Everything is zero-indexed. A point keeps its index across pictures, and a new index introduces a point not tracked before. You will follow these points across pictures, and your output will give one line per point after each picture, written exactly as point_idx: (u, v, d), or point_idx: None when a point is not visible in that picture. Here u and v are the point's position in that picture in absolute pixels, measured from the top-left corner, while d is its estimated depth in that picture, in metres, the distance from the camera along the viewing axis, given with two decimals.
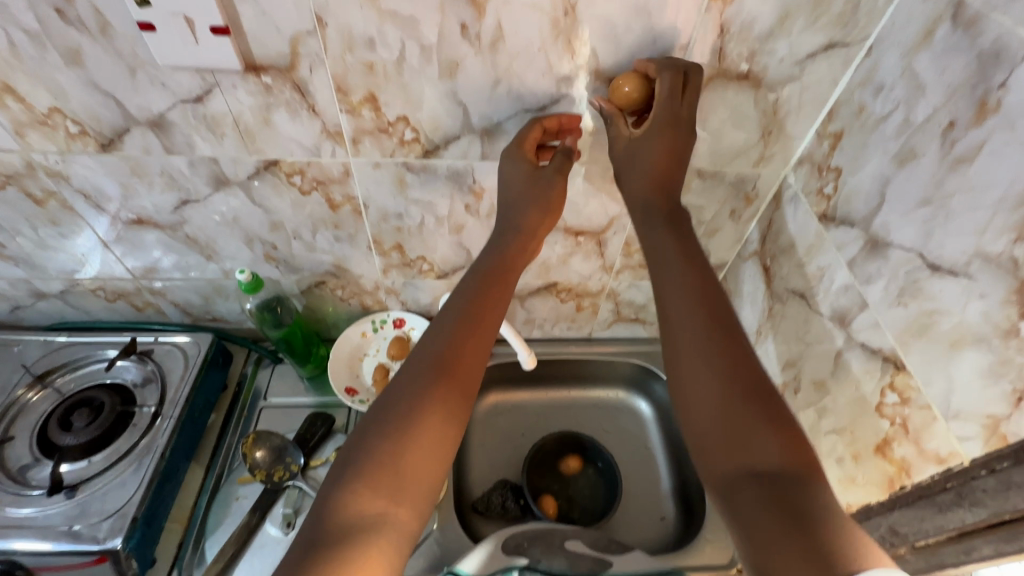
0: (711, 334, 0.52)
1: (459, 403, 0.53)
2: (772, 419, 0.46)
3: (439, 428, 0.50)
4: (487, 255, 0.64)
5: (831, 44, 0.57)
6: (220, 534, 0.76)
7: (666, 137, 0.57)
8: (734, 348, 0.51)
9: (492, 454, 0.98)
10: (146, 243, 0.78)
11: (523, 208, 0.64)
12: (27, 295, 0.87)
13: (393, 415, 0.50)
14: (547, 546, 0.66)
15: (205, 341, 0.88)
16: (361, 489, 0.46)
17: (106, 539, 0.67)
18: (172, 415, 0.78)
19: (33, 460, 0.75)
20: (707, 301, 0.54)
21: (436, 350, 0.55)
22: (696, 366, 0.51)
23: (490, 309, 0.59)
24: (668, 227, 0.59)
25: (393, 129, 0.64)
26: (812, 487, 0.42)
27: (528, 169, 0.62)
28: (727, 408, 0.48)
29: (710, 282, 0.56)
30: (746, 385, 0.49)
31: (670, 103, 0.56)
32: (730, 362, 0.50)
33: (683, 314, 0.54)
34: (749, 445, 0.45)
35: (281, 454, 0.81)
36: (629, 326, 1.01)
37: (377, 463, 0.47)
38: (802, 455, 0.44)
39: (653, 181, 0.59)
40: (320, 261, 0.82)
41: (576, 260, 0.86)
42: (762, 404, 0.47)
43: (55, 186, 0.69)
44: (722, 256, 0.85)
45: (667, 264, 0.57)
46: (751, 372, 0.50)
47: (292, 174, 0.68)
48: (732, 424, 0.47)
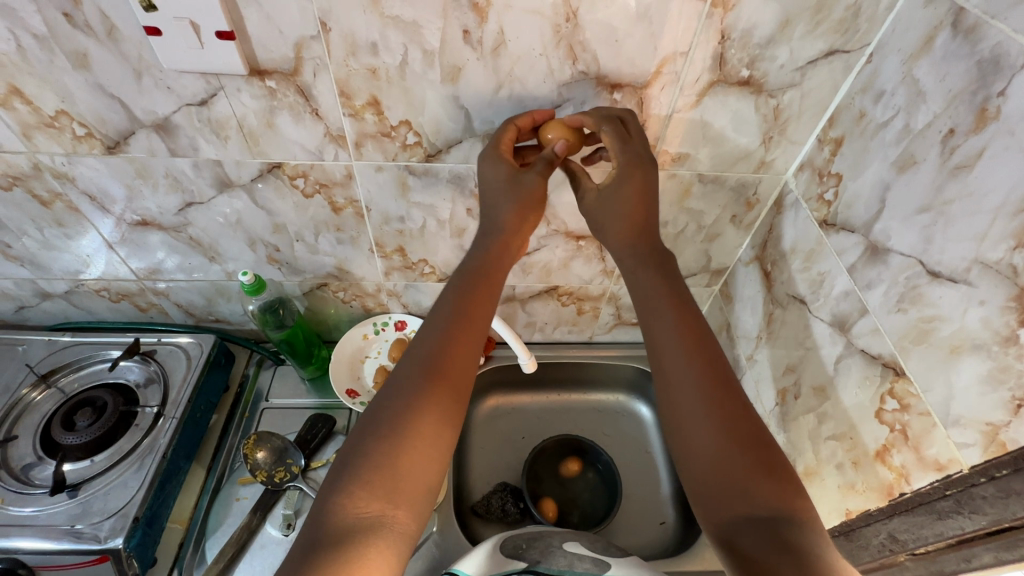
0: (704, 376, 0.53)
1: (450, 405, 0.52)
2: (766, 462, 0.48)
3: (434, 431, 0.51)
4: (471, 255, 0.63)
5: (832, 51, 0.57)
6: (220, 534, 0.77)
7: (635, 179, 0.58)
8: (726, 390, 0.52)
9: (492, 456, 0.98)
10: (150, 244, 0.79)
11: (505, 206, 0.62)
12: (32, 295, 0.87)
13: (382, 432, 0.49)
14: (547, 548, 0.65)
15: (207, 343, 0.88)
16: (358, 490, 0.46)
17: (107, 538, 0.68)
18: (174, 415, 0.79)
19: (36, 459, 0.76)
20: (698, 344, 0.55)
21: (427, 354, 0.55)
22: (691, 410, 0.51)
23: (478, 312, 0.59)
24: (656, 267, 0.60)
25: (395, 133, 0.64)
26: (807, 530, 0.44)
27: (506, 172, 0.61)
28: (722, 454, 0.49)
29: (699, 322, 0.57)
30: (739, 429, 0.50)
31: (626, 148, 0.57)
32: (722, 405, 0.51)
33: (676, 356, 0.54)
34: (746, 492, 0.46)
35: (282, 455, 0.82)
36: (629, 330, 1.01)
37: (375, 465, 0.47)
38: (794, 497, 0.46)
39: (630, 223, 0.61)
40: (323, 263, 0.83)
41: (577, 264, 0.86)
42: (755, 448, 0.49)
43: (61, 187, 0.69)
44: (723, 261, 0.85)
45: (656, 306, 0.58)
46: (742, 413, 0.51)
47: (295, 177, 0.69)
48: (728, 470, 0.48)
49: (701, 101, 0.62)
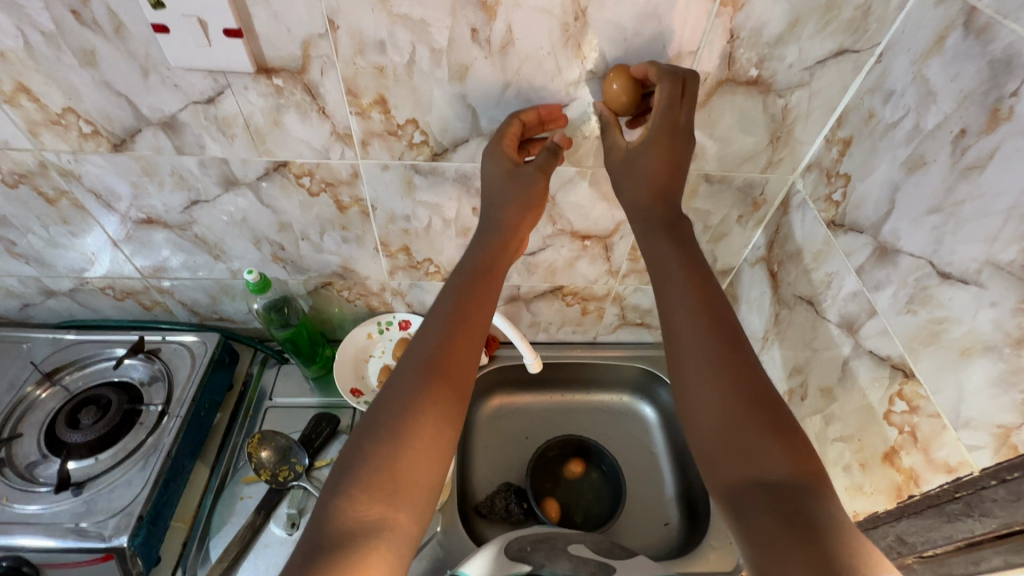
0: (715, 343, 0.51)
1: (452, 405, 0.52)
2: (778, 429, 0.46)
3: (433, 430, 0.50)
4: (470, 254, 0.63)
5: (841, 50, 0.57)
6: (225, 532, 0.77)
7: (664, 146, 0.56)
8: (738, 358, 0.51)
9: (495, 456, 0.98)
10: (155, 242, 0.78)
11: (505, 202, 0.62)
12: (37, 293, 0.87)
13: (384, 429, 0.50)
14: (552, 551, 0.65)
15: (212, 341, 0.88)
16: (360, 494, 0.46)
17: (111, 536, 0.68)
18: (178, 414, 0.79)
19: (41, 457, 0.76)
20: (710, 310, 0.53)
21: (428, 348, 0.55)
22: (701, 378, 0.50)
23: (477, 310, 0.59)
24: (669, 235, 0.58)
25: (402, 131, 0.64)
26: (821, 501, 0.42)
27: (506, 167, 0.61)
28: (731, 422, 0.47)
29: (712, 289, 0.55)
30: (750, 398, 0.48)
31: (668, 113, 0.55)
32: (734, 373, 0.50)
33: (687, 325, 0.53)
34: (757, 459, 0.45)
35: (286, 454, 0.81)
36: (634, 330, 1.01)
37: (374, 468, 0.47)
38: (808, 466, 0.45)
39: (649, 185, 0.58)
40: (328, 262, 0.83)
41: (583, 264, 0.86)
42: (767, 415, 0.47)
43: (67, 185, 0.69)
44: (728, 261, 0.85)
45: (667, 273, 0.56)
46: (755, 380, 0.49)
47: (301, 175, 0.69)
48: (739, 438, 0.47)
49: (709, 101, 0.62)
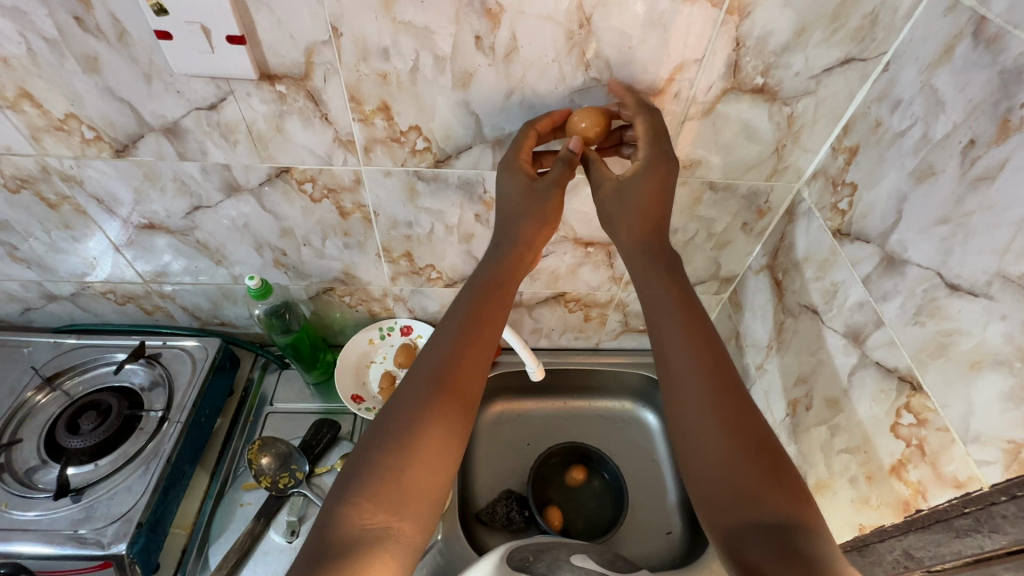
0: (711, 376, 0.52)
1: (460, 418, 0.52)
2: (773, 466, 0.47)
3: (441, 444, 0.50)
4: (482, 268, 0.63)
5: (847, 59, 0.57)
6: (224, 540, 0.77)
7: (658, 174, 0.56)
8: (734, 391, 0.51)
9: (496, 463, 0.97)
10: (157, 247, 0.78)
11: (521, 218, 0.61)
12: (38, 297, 0.87)
13: (382, 457, 0.48)
14: (554, 561, 0.64)
15: (213, 346, 0.88)
16: (364, 502, 0.46)
17: (110, 544, 0.67)
18: (179, 419, 0.78)
19: (40, 462, 0.75)
20: (705, 342, 0.54)
21: (431, 369, 0.54)
22: (697, 411, 0.51)
23: (485, 327, 0.58)
24: (667, 271, 0.58)
25: (405, 138, 0.64)
26: (815, 538, 0.43)
27: (524, 181, 0.59)
28: (727, 457, 0.48)
29: (705, 321, 0.56)
30: (745, 433, 0.49)
31: (655, 143, 0.56)
32: (729, 411, 0.50)
33: (685, 355, 0.53)
34: (754, 495, 0.46)
35: (287, 460, 0.81)
36: (637, 337, 1.00)
37: (379, 478, 0.47)
38: (802, 503, 0.45)
39: (643, 222, 0.58)
40: (329, 267, 0.83)
41: (586, 270, 0.85)
42: (762, 451, 0.48)
43: (69, 190, 0.69)
44: (732, 269, 0.84)
45: (664, 305, 0.56)
46: (748, 417, 0.50)
47: (303, 181, 0.69)
48: (737, 473, 0.47)
49: (714, 109, 0.62)
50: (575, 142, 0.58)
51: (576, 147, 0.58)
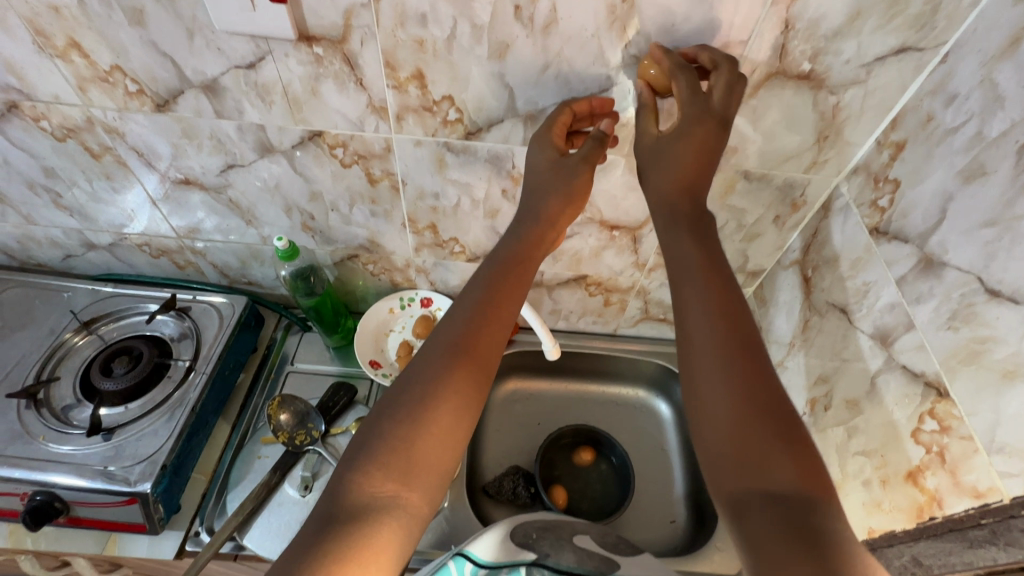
0: (738, 348, 0.50)
1: (471, 389, 0.53)
2: (793, 441, 0.45)
3: (450, 417, 0.51)
4: (503, 244, 0.63)
5: (904, 47, 0.54)
6: (242, 488, 0.80)
7: (696, 136, 0.54)
8: (759, 366, 0.49)
9: (506, 440, 0.99)
10: (191, 203, 0.80)
11: (546, 197, 0.62)
12: (79, 245, 0.91)
13: (396, 421, 0.49)
14: (557, 541, 0.65)
15: (240, 304, 0.91)
16: (374, 470, 0.47)
17: (136, 482, 0.70)
18: (204, 370, 0.81)
19: (76, 401, 0.79)
20: (732, 313, 0.52)
21: (446, 341, 0.55)
22: (720, 382, 0.49)
23: (500, 301, 0.58)
24: (692, 235, 0.56)
25: (437, 108, 0.63)
26: (829, 518, 0.41)
27: (552, 156, 0.61)
28: (741, 427, 0.46)
29: (734, 289, 0.53)
30: (764, 405, 0.47)
31: (694, 101, 0.53)
32: (749, 380, 0.48)
33: (712, 326, 0.51)
34: (767, 468, 0.44)
35: (304, 419, 0.83)
36: (655, 326, 1.00)
37: (389, 446, 0.48)
38: (818, 480, 0.43)
39: (677, 183, 0.57)
40: (355, 234, 0.84)
41: (609, 254, 0.84)
42: (782, 426, 0.46)
43: (112, 142, 0.71)
44: (760, 262, 0.83)
45: (689, 271, 0.54)
46: (769, 388, 0.48)
47: (335, 146, 0.69)
48: (752, 446, 0.45)
49: (756, 95, 0.60)
50: (607, 122, 0.60)
51: (609, 128, 0.60)
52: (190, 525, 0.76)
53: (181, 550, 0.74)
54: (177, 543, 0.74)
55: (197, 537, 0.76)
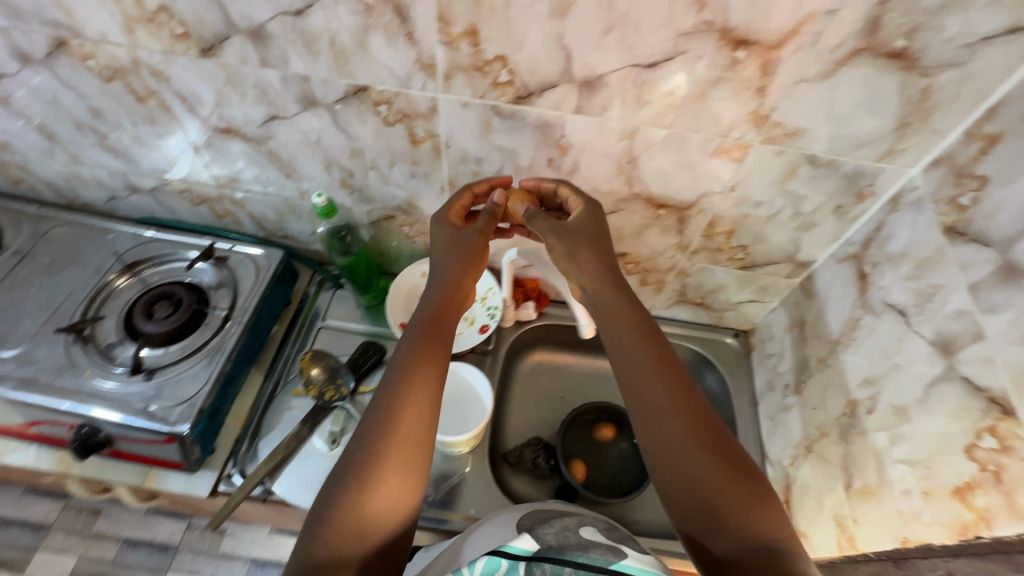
0: (679, 403, 0.55)
1: (429, 418, 0.54)
2: (748, 485, 0.51)
3: (413, 448, 0.52)
4: (438, 281, 0.65)
5: (1015, 27, 0.47)
6: (272, 437, 0.82)
7: (595, 229, 0.67)
8: (699, 414, 0.55)
9: (529, 411, 0.99)
10: (233, 153, 0.80)
11: (448, 262, 0.66)
12: (123, 187, 0.92)
13: (363, 476, 0.50)
14: (561, 530, 0.54)
15: (276, 257, 0.91)
16: (347, 513, 0.48)
17: (175, 423, 0.73)
18: (241, 321, 0.83)
19: (118, 340, 0.82)
20: (668, 365, 0.58)
21: (398, 375, 0.56)
22: (669, 437, 0.54)
23: (445, 333, 0.62)
24: (619, 300, 0.63)
25: (488, 68, 0.60)
26: (789, 549, 0.48)
27: (451, 231, 0.68)
28: (707, 474, 0.51)
29: (663, 345, 0.60)
30: (720, 449, 0.53)
31: (594, 212, 0.68)
32: (699, 426, 0.54)
33: (650, 382, 0.57)
34: (733, 519, 0.49)
35: (334, 375, 0.85)
36: (690, 309, 0.97)
37: (357, 487, 0.49)
38: (775, 516, 0.50)
39: (596, 259, 0.65)
40: (393, 195, 0.82)
41: (652, 233, 0.81)
42: (735, 472, 0.51)
43: (157, 86, 0.71)
44: (811, 253, 0.79)
45: (624, 334, 0.61)
46: (716, 430, 0.54)
47: (379, 103, 0.67)
48: (718, 499, 0.50)
49: (837, 72, 0.55)
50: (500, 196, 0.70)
51: (500, 201, 0.69)
52: (223, 467, 0.80)
53: (216, 489, 0.78)
54: (210, 483, 0.78)
55: (230, 478, 0.79)
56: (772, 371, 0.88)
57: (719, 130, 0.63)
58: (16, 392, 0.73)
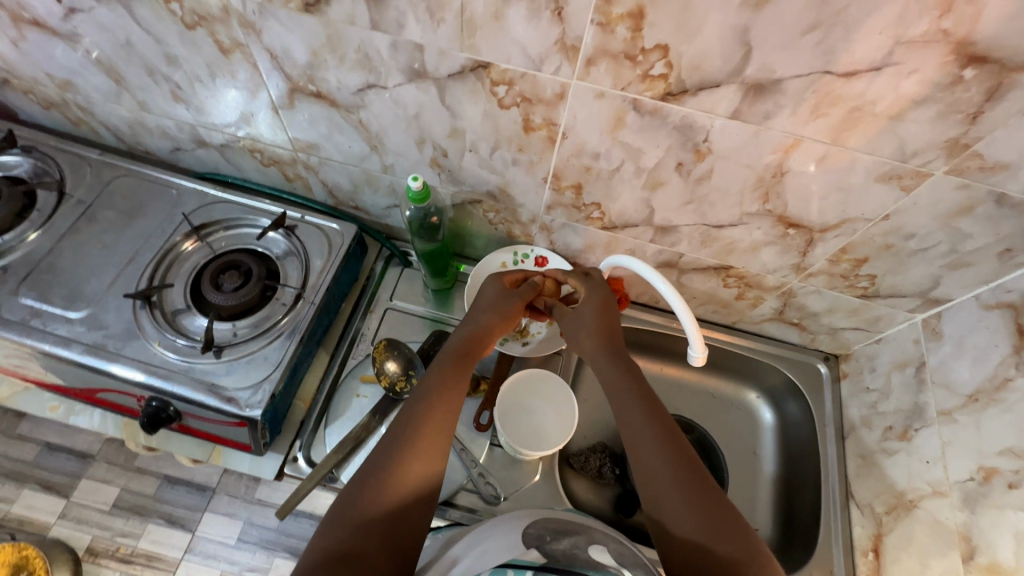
0: (675, 463, 0.57)
1: (436, 455, 0.59)
2: (744, 546, 0.52)
3: (418, 474, 0.57)
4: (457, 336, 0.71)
5: None
6: (341, 424, 0.79)
7: (601, 298, 0.73)
8: (693, 472, 0.57)
9: (594, 415, 0.94)
10: (316, 119, 0.72)
11: (485, 312, 0.73)
12: (189, 140, 0.85)
13: (384, 481, 0.55)
14: (572, 546, 0.53)
15: (349, 233, 0.85)
16: (353, 532, 0.52)
17: (247, 406, 0.69)
18: (313, 301, 0.78)
19: (186, 308, 0.77)
20: (664, 422, 0.60)
21: (414, 412, 0.61)
22: (665, 493, 0.56)
23: (458, 373, 0.66)
24: (617, 360, 0.67)
25: (642, 58, 0.52)
26: None
27: (500, 288, 0.76)
28: (702, 532, 0.53)
29: (657, 404, 0.62)
30: (715, 507, 0.54)
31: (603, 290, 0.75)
32: (695, 484, 0.56)
33: (643, 432, 0.60)
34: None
35: (408, 365, 0.81)
36: (783, 328, 0.90)
37: (364, 507, 0.53)
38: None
39: (602, 327, 0.70)
40: (486, 180, 0.74)
41: (769, 251, 0.73)
42: (734, 533, 0.53)
43: (245, 38, 0.63)
44: (948, 292, 0.70)
45: (621, 391, 0.64)
46: (711, 489, 0.56)
47: (498, 83, 0.58)
48: (713, 559, 0.52)
49: None
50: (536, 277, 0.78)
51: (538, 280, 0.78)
52: (289, 449, 0.77)
53: (281, 472, 0.76)
54: (277, 465, 0.75)
55: (294, 462, 0.76)
56: (869, 407, 0.81)
57: (899, 155, 0.55)
58: (85, 358, 0.69)
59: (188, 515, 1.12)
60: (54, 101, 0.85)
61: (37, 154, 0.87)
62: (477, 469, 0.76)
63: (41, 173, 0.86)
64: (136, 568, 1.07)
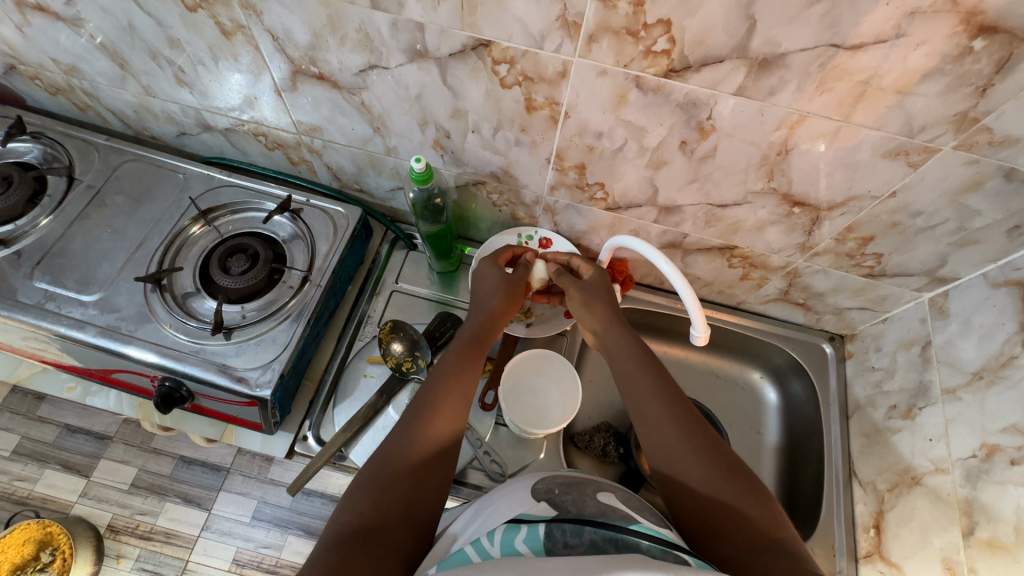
0: (678, 418, 0.60)
1: (452, 425, 0.61)
2: (748, 487, 0.55)
3: (437, 446, 0.59)
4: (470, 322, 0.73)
5: None
6: (349, 404, 0.80)
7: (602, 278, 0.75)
8: (695, 426, 0.59)
9: (597, 395, 0.95)
10: (317, 101, 0.72)
11: (490, 292, 0.75)
12: (194, 124, 0.86)
13: (401, 461, 0.57)
14: (580, 497, 0.55)
15: (354, 216, 0.86)
16: (371, 498, 0.54)
17: (258, 386, 0.70)
18: (319, 283, 0.79)
19: (195, 290, 0.78)
20: (669, 387, 0.63)
21: (429, 391, 0.63)
22: (670, 446, 0.58)
23: (470, 352, 0.68)
24: (621, 332, 0.69)
25: (644, 34, 0.51)
26: (790, 544, 0.51)
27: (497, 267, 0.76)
28: (711, 481, 0.55)
29: (661, 371, 0.65)
30: (720, 458, 0.57)
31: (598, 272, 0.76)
32: (701, 440, 0.58)
33: (649, 397, 0.62)
34: (733, 518, 0.53)
35: (414, 346, 0.83)
36: (787, 308, 0.89)
37: (384, 475, 0.56)
38: (775, 518, 0.53)
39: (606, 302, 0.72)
40: (489, 161, 0.74)
41: (775, 230, 0.73)
42: (739, 478, 0.55)
43: (246, 19, 0.62)
44: (956, 271, 0.69)
45: (628, 362, 0.66)
46: (716, 443, 0.58)
47: (500, 62, 0.58)
48: (720, 501, 0.54)
49: None
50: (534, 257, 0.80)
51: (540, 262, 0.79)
52: (298, 428, 0.78)
53: (292, 451, 0.77)
54: (287, 444, 0.77)
55: (304, 441, 0.78)
56: (874, 386, 0.81)
57: (906, 130, 0.54)
58: (99, 340, 0.71)
59: (204, 494, 1.15)
60: (61, 87, 0.85)
61: (45, 140, 0.88)
62: (483, 447, 0.77)
63: (51, 159, 0.87)
64: (155, 544, 1.11)
